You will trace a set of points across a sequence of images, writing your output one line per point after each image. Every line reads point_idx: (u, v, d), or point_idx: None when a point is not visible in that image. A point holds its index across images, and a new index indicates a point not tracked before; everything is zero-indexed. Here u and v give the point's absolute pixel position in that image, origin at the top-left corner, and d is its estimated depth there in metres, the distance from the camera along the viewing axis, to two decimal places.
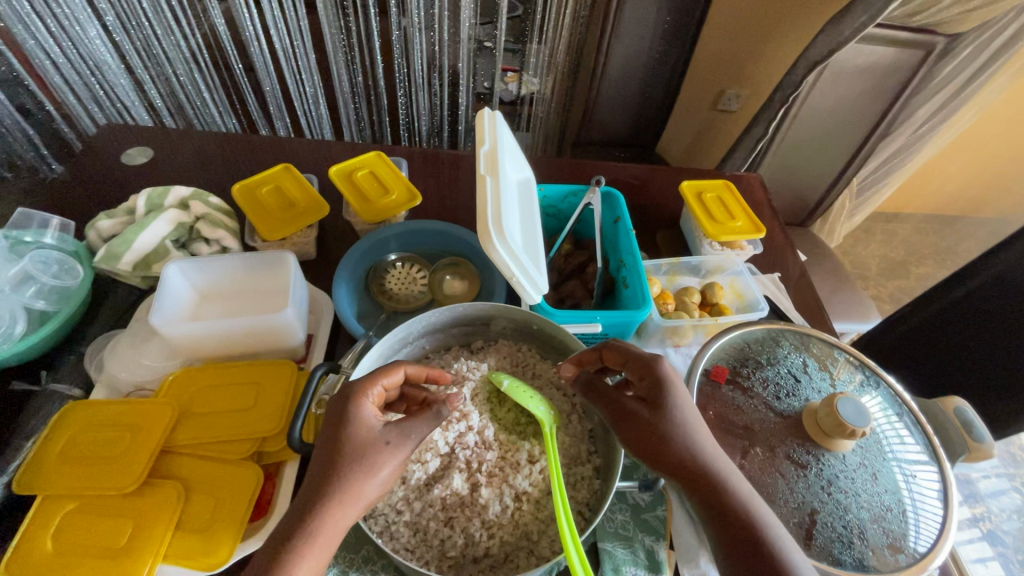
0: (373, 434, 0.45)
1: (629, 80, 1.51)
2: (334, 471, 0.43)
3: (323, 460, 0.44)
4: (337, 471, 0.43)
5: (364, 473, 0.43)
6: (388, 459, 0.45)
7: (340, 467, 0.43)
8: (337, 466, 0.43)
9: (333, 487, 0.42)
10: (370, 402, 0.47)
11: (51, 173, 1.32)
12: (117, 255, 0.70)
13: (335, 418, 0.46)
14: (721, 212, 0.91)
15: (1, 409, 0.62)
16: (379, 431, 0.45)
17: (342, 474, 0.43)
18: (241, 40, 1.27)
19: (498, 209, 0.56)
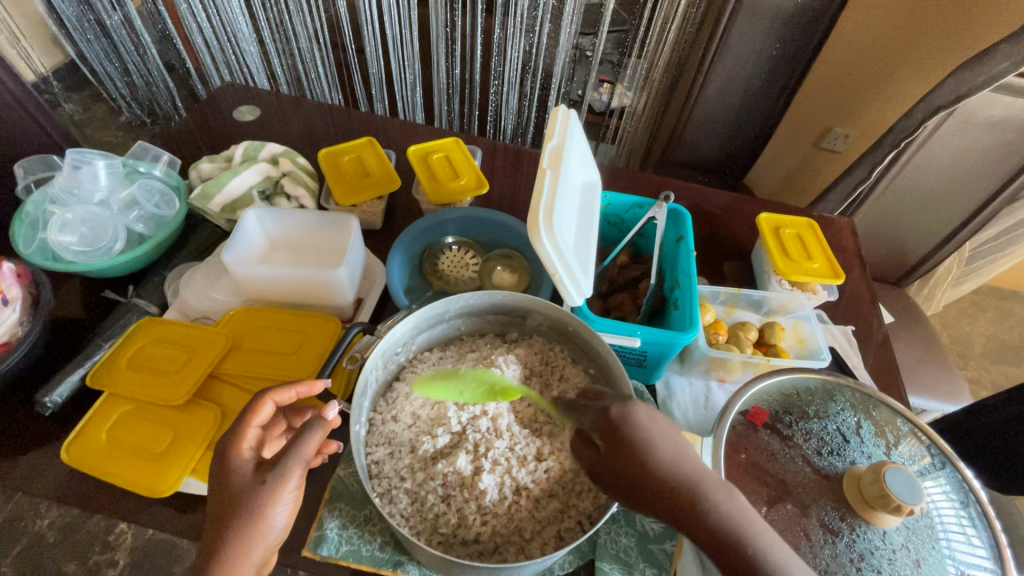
0: (247, 480, 0.46)
1: (727, 104, 1.46)
2: (222, 530, 0.44)
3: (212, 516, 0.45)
4: (224, 526, 0.44)
5: (255, 521, 0.44)
6: (271, 502, 0.45)
7: (227, 523, 0.44)
8: (223, 524, 0.44)
9: (227, 541, 0.43)
10: (246, 448, 0.48)
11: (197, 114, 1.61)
12: (210, 195, 0.77)
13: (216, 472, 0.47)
14: (798, 251, 0.84)
15: (92, 312, 0.71)
16: (252, 478, 0.46)
17: (232, 527, 0.44)
18: (357, 22, 1.37)
19: (553, 203, 0.56)
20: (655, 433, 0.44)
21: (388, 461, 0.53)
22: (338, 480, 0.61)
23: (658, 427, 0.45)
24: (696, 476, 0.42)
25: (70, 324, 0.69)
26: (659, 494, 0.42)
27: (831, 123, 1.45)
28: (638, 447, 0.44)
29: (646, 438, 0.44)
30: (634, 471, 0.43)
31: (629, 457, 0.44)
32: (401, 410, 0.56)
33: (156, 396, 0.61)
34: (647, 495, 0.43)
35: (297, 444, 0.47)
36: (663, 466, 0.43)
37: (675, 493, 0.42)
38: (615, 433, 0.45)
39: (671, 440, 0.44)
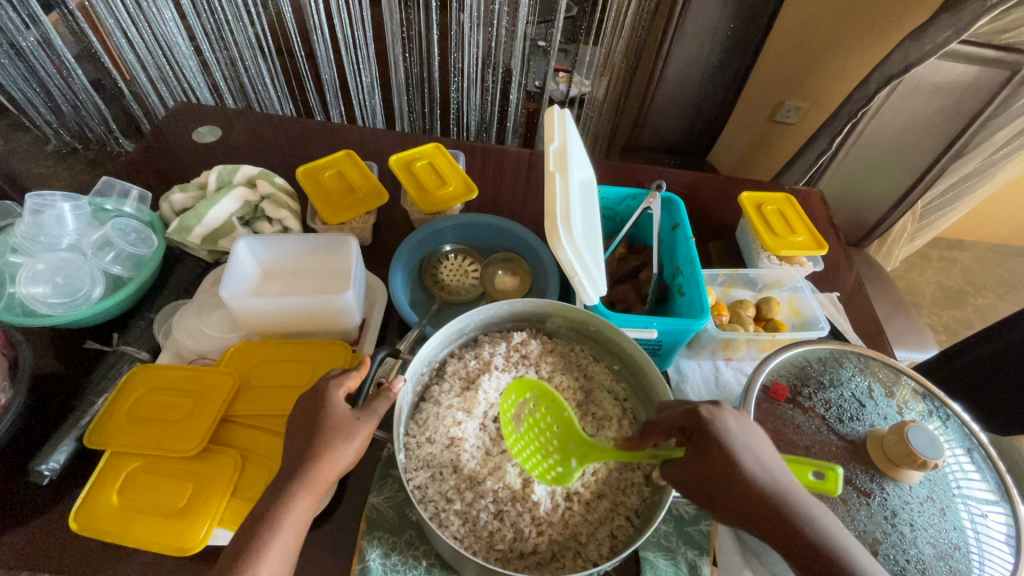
0: (344, 413, 0.51)
1: (685, 86, 1.49)
2: (303, 454, 0.49)
3: (302, 429, 0.50)
4: (317, 438, 0.49)
5: (342, 441, 0.49)
6: (356, 433, 0.50)
7: (320, 436, 0.49)
8: (309, 443, 0.49)
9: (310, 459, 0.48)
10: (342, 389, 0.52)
11: (140, 132, 1.59)
12: (189, 227, 0.73)
13: (311, 404, 0.52)
14: (782, 226, 0.88)
15: (75, 365, 0.66)
16: (348, 410, 0.51)
17: (324, 442, 0.49)
18: (305, 28, 1.32)
19: (566, 207, 0.56)
20: (744, 437, 0.46)
21: (430, 485, 0.52)
22: (372, 508, 0.59)
23: (746, 430, 0.46)
24: (783, 482, 0.44)
25: (52, 382, 0.64)
26: (748, 495, 0.44)
27: (783, 97, 1.49)
28: (727, 451, 0.44)
29: (733, 443, 0.45)
30: (721, 476, 0.44)
31: (719, 462, 0.44)
32: (434, 431, 0.55)
33: (167, 448, 0.58)
34: (733, 494, 0.44)
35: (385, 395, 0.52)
36: (751, 469, 0.44)
37: (761, 496, 0.43)
38: (703, 435, 0.45)
39: (758, 446, 0.46)
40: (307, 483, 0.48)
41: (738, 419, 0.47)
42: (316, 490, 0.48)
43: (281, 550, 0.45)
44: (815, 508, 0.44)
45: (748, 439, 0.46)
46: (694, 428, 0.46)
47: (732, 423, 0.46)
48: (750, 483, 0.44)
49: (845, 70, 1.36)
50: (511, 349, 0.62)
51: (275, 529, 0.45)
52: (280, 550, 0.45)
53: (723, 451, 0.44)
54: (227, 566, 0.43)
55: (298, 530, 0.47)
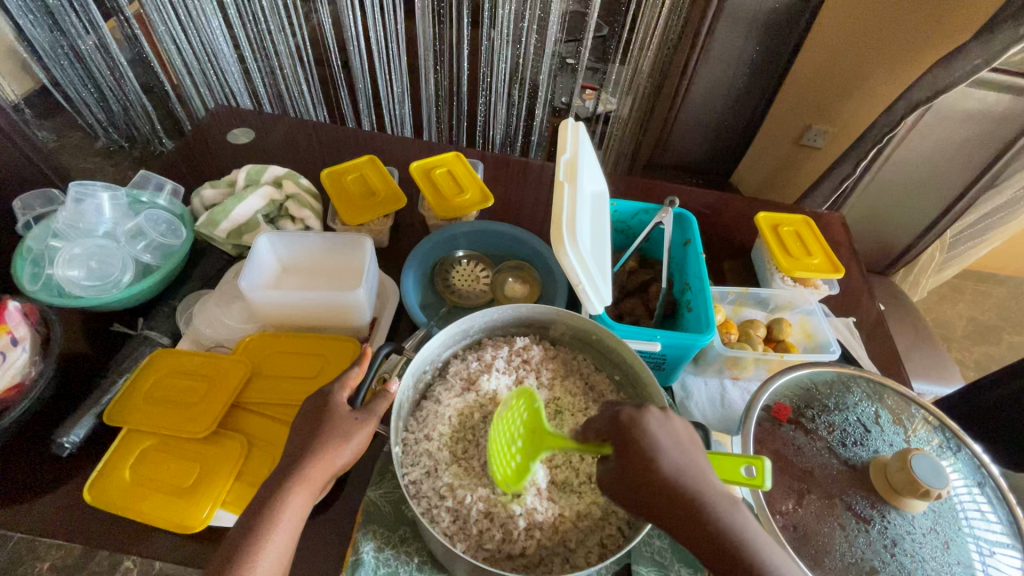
0: (344, 412, 0.52)
1: (711, 107, 1.49)
2: (303, 452, 0.50)
3: (305, 428, 0.52)
4: (315, 437, 0.51)
5: (339, 441, 0.51)
6: (354, 434, 0.52)
7: (319, 433, 0.51)
8: (311, 441, 0.50)
9: (311, 456, 0.50)
10: (346, 390, 0.54)
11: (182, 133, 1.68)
12: (216, 221, 0.76)
13: (317, 403, 0.54)
14: (797, 247, 0.87)
15: (102, 346, 0.69)
16: (348, 410, 0.53)
17: (322, 438, 0.51)
18: (342, 39, 1.38)
19: (573, 215, 0.57)
20: (665, 440, 0.44)
21: (425, 481, 0.53)
22: (369, 502, 0.60)
23: (669, 433, 0.45)
24: (707, 490, 0.43)
25: (78, 363, 0.67)
26: (669, 506, 0.42)
27: (810, 120, 1.48)
28: (648, 456, 0.43)
29: (656, 446, 0.44)
30: (641, 480, 0.43)
31: (637, 469, 0.43)
32: (433, 428, 0.56)
33: (179, 430, 0.60)
34: (654, 500, 0.43)
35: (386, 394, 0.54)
36: (671, 479, 0.42)
37: (682, 505, 0.42)
38: (625, 441, 0.44)
39: (682, 449, 0.44)
40: (302, 480, 0.49)
41: (661, 418, 0.45)
42: (313, 488, 0.50)
43: (280, 545, 0.46)
44: (738, 516, 0.42)
45: (672, 444, 0.44)
46: (619, 436, 0.45)
47: (654, 430, 0.44)
48: (671, 490, 0.42)
49: (874, 95, 1.35)
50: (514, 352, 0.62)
51: (274, 527, 0.46)
52: (278, 544, 0.46)
53: (642, 454, 0.43)
54: (228, 560, 0.45)
55: (296, 525, 0.48)
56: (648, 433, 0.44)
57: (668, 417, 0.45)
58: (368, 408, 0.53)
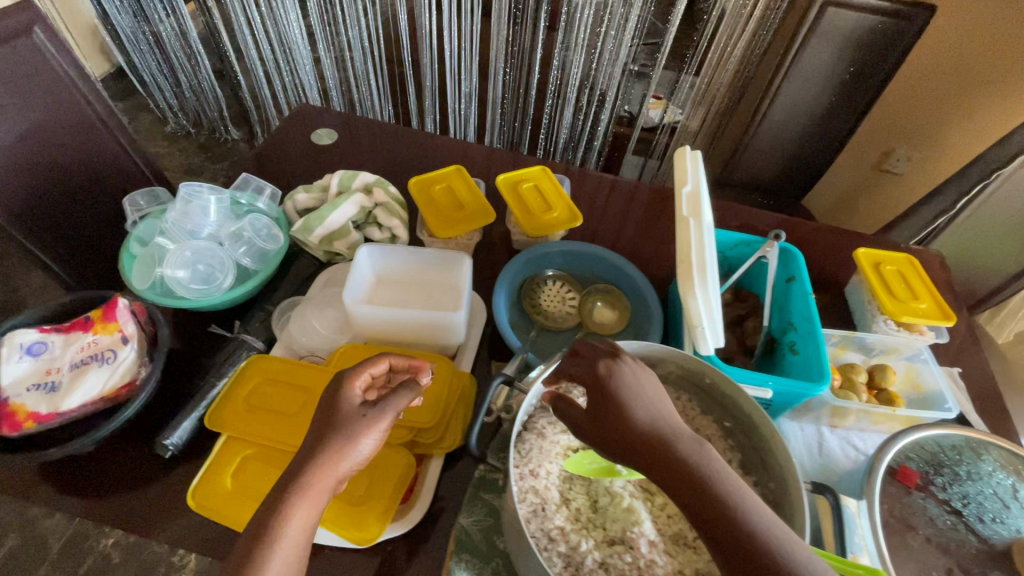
0: (353, 409, 0.50)
1: (792, 126, 1.42)
2: (311, 451, 0.46)
3: (315, 429, 0.49)
4: (324, 440, 0.47)
5: (348, 440, 0.47)
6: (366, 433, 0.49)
7: (329, 431, 0.48)
8: (320, 440, 0.47)
9: (320, 454, 0.46)
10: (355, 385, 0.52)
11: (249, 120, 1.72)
12: (311, 228, 0.76)
13: (326, 398, 0.51)
14: (902, 289, 0.82)
15: (200, 347, 0.70)
16: (358, 408, 0.50)
17: (331, 440, 0.47)
18: (415, 37, 1.38)
19: (702, 254, 0.55)
20: (637, 388, 0.44)
21: (534, 520, 0.51)
22: (462, 528, 0.59)
23: (642, 383, 0.45)
24: (682, 437, 0.41)
25: (178, 362, 0.68)
26: (643, 450, 0.41)
27: (894, 144, 1.44)
28: (619, 404, 0.43)
29: (626, 396, 0.44)
30: (611, 428, 0.43)
31: (610, 414, 0.43)
32: (539, 465, 0.54)
33: (279, 441, 0.60)
34: (625, 450, 0.42)
35: (400, 394, 0.52)
36: (642, 423, 0.42)
37: (654, 451, 0.41)
38: (599, 386, 0.45)
39: (653, 398, 0.44)
40: (306, 491, 0.44)
41: (635, 371, 0.46)
42: (318, 499, 0.45)
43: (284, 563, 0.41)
44: (718, 467, 0.39)
45: (645, 393, 0.44)
46: (592, 385, 0.46)
47: (627, 376, 0.45)
48: (642, 436, 0.42)
49: (973, 123, 1.27)
50: None
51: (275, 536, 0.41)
52: (283, 560, 0.41)
53: (611, 401, 0.44)
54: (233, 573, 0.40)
55: (299, 539, 0.43)
56: (618, 381, 0.45)
57: (636, 368, 0.46)
58: (378, 405, 0.51)
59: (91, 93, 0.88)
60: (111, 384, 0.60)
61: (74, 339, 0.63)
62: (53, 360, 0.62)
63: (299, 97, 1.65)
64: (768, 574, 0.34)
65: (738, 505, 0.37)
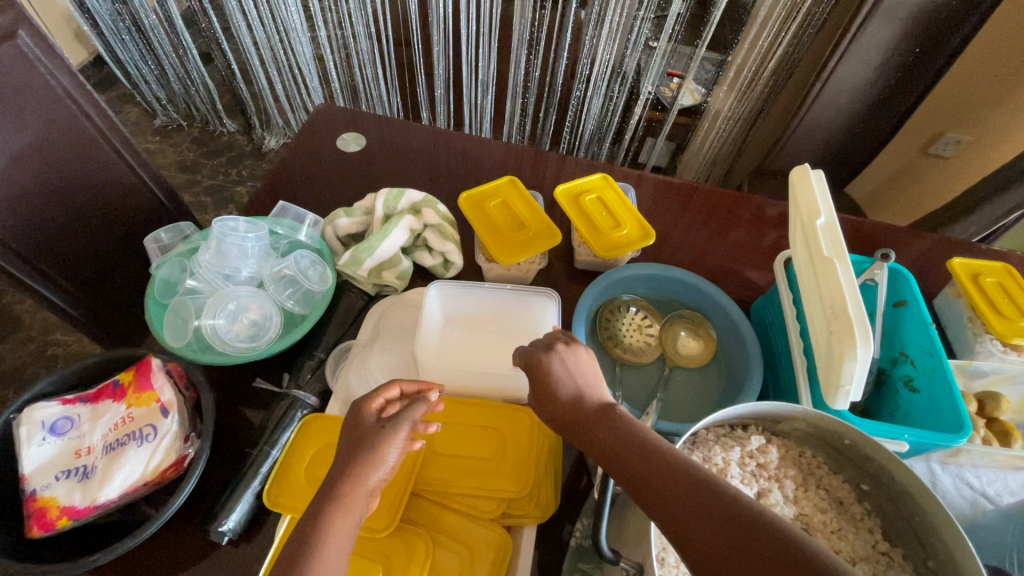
0: (369, 424, 0.46)
1: (840, 111, 1.32)
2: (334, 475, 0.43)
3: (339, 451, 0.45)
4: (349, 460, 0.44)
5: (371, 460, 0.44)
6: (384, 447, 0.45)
7: (354, 454, 0.44)
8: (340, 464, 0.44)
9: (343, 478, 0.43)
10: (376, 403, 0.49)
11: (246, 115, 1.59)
12: (360, 260, 0.67)
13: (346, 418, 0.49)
14: (1008, 305, 0.75)
15: (248, 406, 0.62)
16: (374, 422, 0.46)
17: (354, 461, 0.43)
18: (427, 21, 1.25)
19: (858, 303, 0.47)
20: (564, 367, 0.48)
21: None
22: None
23: (571, 362, 0.49)
24: (601, 408, 0.45)
25: (225, 423, 0.60)
26: (570, 424, 0.45)
27: (944, 127, 1.30)
28: (545, 385, 0.48)
29: (552, 375, 0.48)
30: (544, 410, 0.48)
31: (542, 396, 0.48)
32: (669, 550, 0.47)
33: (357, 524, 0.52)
34: (558, 426, 0.47)
35: (415, 404, 0.47)
36: (566, 401, 0.46)
37: (576, 424, 0.45)
38: (531, 373, 0.49)
39: (580, 376, 0.48)
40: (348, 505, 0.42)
41: (567, 354, 0.49)
42: (352, 519, 0.41)
43: None
44: (631, 428, 0.42)
45: (572, 372, 0.48)
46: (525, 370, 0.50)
47: (553, 369, 0.48)
48: (569, 412, 0.46)
49: None
50: (746, 455, 0.52)
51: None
52: None
53: (538, 383, 0.48)
54: None
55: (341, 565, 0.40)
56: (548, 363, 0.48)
57: (566, 349, 0.49)
58: (394, 418, 0.46)
59: (88, 104, 0.76)
60: (153, 467, 0.51)
61: (102, 411, 0.54)
62: (82, 439, 0.53)
63: (300, 86, 1.52)
64: (670, 507, 0.36)
65: (650, 454, 0.40)
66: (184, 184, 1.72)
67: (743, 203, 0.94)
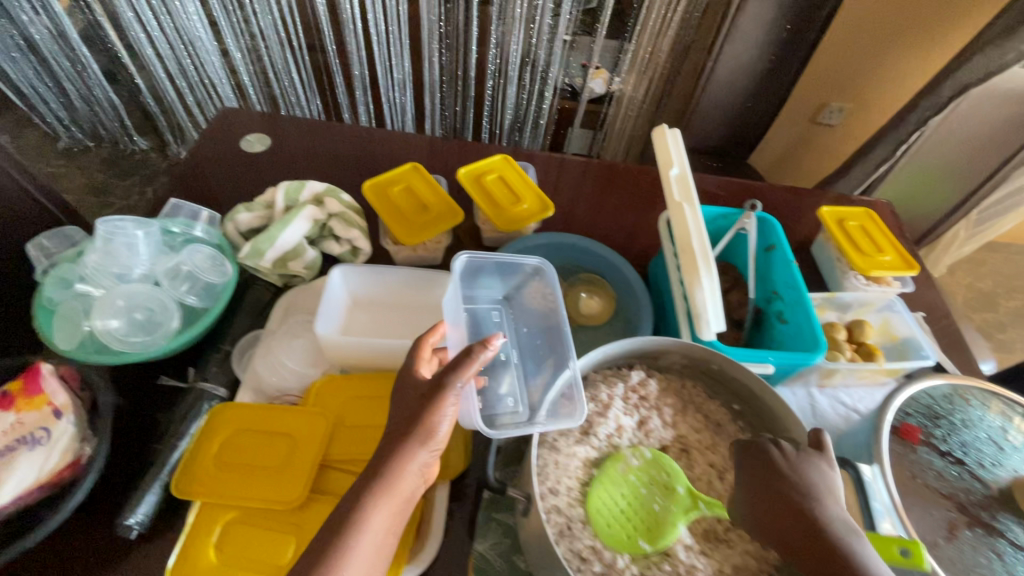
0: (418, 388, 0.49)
1: (735, 87, 1.43)
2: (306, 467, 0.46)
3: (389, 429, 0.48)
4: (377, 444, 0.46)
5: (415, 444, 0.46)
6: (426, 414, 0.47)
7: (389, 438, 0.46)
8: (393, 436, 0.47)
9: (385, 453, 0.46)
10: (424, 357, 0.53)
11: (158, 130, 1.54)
12: (261, 251, 0.68)
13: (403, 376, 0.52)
14: (868, 244, 0.84)
15: (151, 404, 0.61)
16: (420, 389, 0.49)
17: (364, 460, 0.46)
18: (337, 22, 1.26)
19: (701, 240, 0.54)
20: (816, 475, 0.45)
21: (562, 542, 0.48)
22: (479, 556, 0.56)
23: (822, 472, 0.46)
24: (834, 524, 0.43)
25: (128, 424, 0.60)
26: (794, 536, 0.43)
27: (828, 98, 1.46)
28: (783, 485, 0.45)
29: (800, 480, 0.45)
30: (767, 507, 0.45)
31: (771, 495, 0.45)
32: (557, 481, 0.51)
33: (266, 499, 0.54)
34: (778, 527, 0.44)
35: (455, 365, 0.47)
36: (802, 506, 0.43)
37: (806, 535, 0.42)
38: (763, 470, 0.46)
39: (825, 488, 0.45)
40: (390, 486, 0.44)
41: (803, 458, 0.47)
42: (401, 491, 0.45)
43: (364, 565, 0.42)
44: (870, 554, 0.41)
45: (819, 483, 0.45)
46: (751, 458, 0.48)
47: (817, 464, 0.46)
48: (799, 518, 0.43)
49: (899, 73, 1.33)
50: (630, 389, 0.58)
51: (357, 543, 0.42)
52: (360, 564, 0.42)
53: (775, 482, 0.45)
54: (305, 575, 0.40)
55: (379, 534, 0.44)
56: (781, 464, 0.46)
57: (801, 454, 0.47)
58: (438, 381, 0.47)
59: None
60: (49, 468, 0.51)
61: None
62: None
63: (213, 98, 1.49)
64: None
65: None
66: (96, 208, 1.65)
67: (642, 176, 1.00)
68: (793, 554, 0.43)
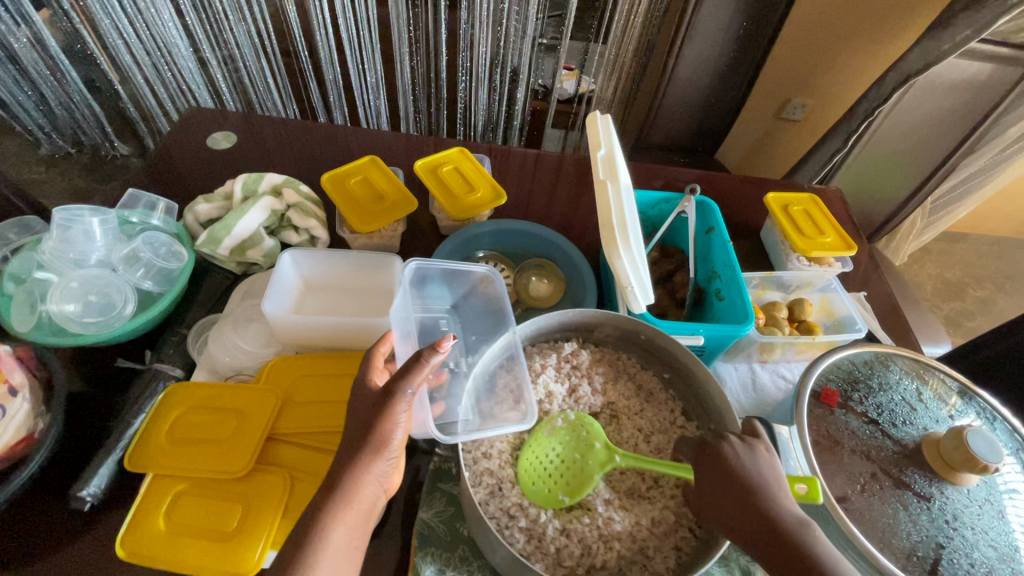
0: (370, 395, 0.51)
1: (699, 84, 1.47)
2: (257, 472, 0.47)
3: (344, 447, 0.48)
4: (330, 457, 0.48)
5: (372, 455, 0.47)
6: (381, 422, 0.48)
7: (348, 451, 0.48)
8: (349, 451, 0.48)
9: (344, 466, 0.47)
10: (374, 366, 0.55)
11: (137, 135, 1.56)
12: (218, 239, 0.71)
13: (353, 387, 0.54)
14: (809, 226, 0.88)
15: (109, 385, 0.64)
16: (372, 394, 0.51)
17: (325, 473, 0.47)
18: (309, 27, 1.29)
19: (622, 217, 0.57)
20: (761, 466, 0.46)
21: (491, 501, 0.52)
22: (424, 523, 0.58)
23: (766, 461, 0.47)
24: (782, 510, 0.43)
25: (86, 404, 0.62)
26: (746, 529, 0.44)
27: (791, 94, 1.50)
28: (729, 480, 0.46)
29: (746, 474, 0.46)
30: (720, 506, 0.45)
31: (722, 493, 0.46)
32: (490, 445, 0.55)
33: (216, 469, 0.56)
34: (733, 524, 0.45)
35: (405, 370, 0.49)
36: (750, 499, 0.44)
37: (757, 525, 0.43)
38: (711, 469, 0.47)
39: (768, 475, 0.46)
40: (352, 497, 0.46)
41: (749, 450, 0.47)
42: (358, 504, 0.46)
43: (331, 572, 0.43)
44: (816, 537, 0.42)
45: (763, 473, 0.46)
46: (702, 459, 0.48)
47: (757, 453, 0.47)
48: (749, 511, 0.44)
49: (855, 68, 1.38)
50: (565, 360, 0.61)
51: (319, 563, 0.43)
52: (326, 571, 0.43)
53: (724, 478, 0.46)
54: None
55: (342, 550, 0.45)
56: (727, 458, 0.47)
57: (747, 445, 0.47)
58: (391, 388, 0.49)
59: None
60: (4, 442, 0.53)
61: None
62: None
63: None
64: None
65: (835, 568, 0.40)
66: None
67: None
68: (756, 549, 0.43)
